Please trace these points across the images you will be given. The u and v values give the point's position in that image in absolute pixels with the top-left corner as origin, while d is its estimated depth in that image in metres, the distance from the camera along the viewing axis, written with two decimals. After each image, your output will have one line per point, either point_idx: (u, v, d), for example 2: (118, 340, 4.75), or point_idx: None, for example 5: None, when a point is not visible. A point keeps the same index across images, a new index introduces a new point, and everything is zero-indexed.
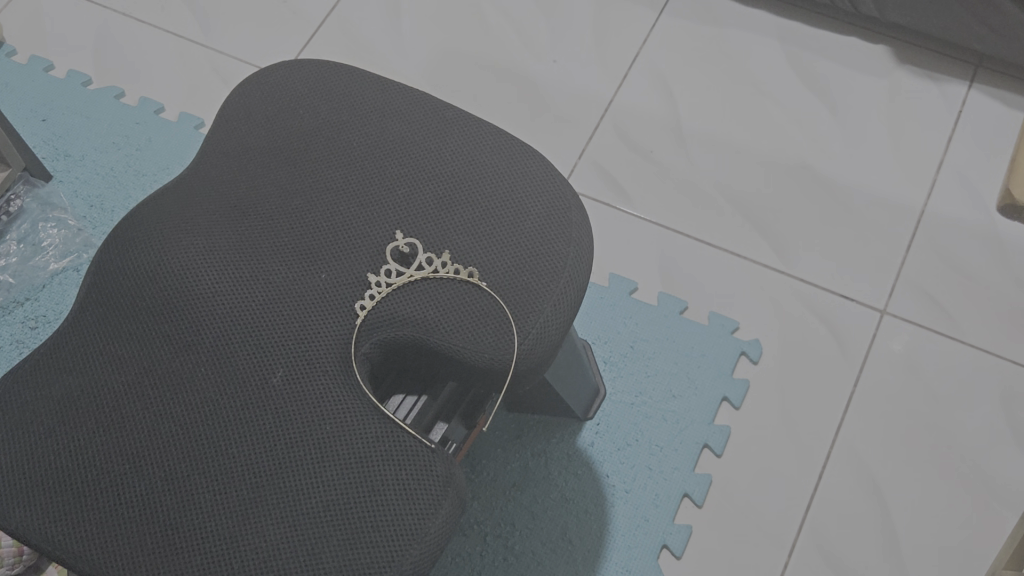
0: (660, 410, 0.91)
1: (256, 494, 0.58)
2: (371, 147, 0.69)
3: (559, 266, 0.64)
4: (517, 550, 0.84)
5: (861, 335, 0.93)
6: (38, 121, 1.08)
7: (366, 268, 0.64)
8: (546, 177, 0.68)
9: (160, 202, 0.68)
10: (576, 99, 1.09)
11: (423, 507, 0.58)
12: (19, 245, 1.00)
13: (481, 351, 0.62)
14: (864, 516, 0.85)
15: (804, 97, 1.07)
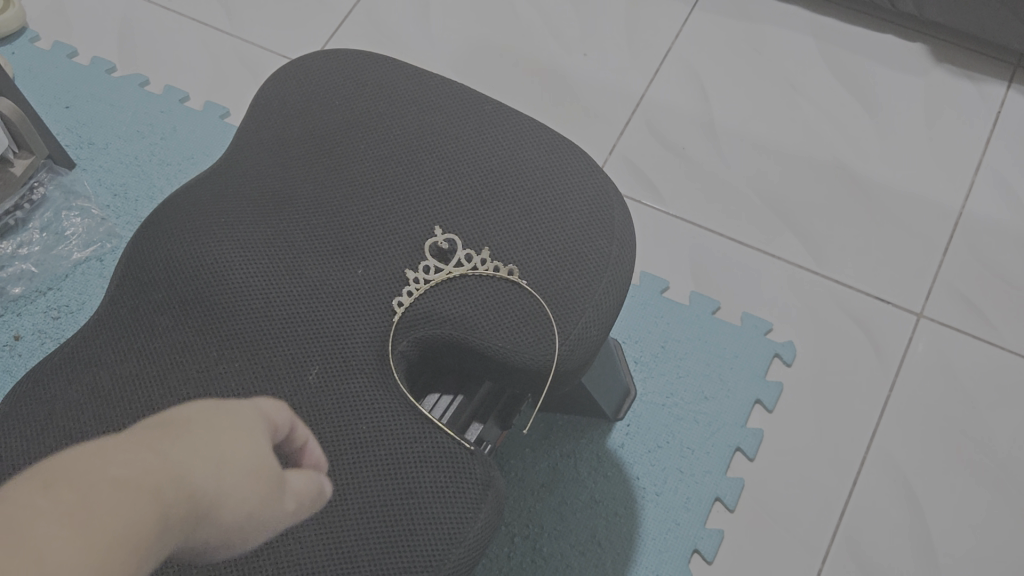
0: (691, 412, 0.89)
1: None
2: (408, 140, 0.67)
3: (601, 265, 0.63)
4: (545, 552, 0.83)
5: (897, 338, 0.91)
6: (61, 108, 1.06)
7: (404, 264, 0.63)
8: (588, 175, 0.66)
9: (192, 193, 0.67)
10: (608, 94, 1.07)
11: (461, 511, 0.56)
12: (41, 234, 0.99)
13: (521, 350, 0.60)
14: (900, 523, 0.83)
15: (838, 95, 1.05)
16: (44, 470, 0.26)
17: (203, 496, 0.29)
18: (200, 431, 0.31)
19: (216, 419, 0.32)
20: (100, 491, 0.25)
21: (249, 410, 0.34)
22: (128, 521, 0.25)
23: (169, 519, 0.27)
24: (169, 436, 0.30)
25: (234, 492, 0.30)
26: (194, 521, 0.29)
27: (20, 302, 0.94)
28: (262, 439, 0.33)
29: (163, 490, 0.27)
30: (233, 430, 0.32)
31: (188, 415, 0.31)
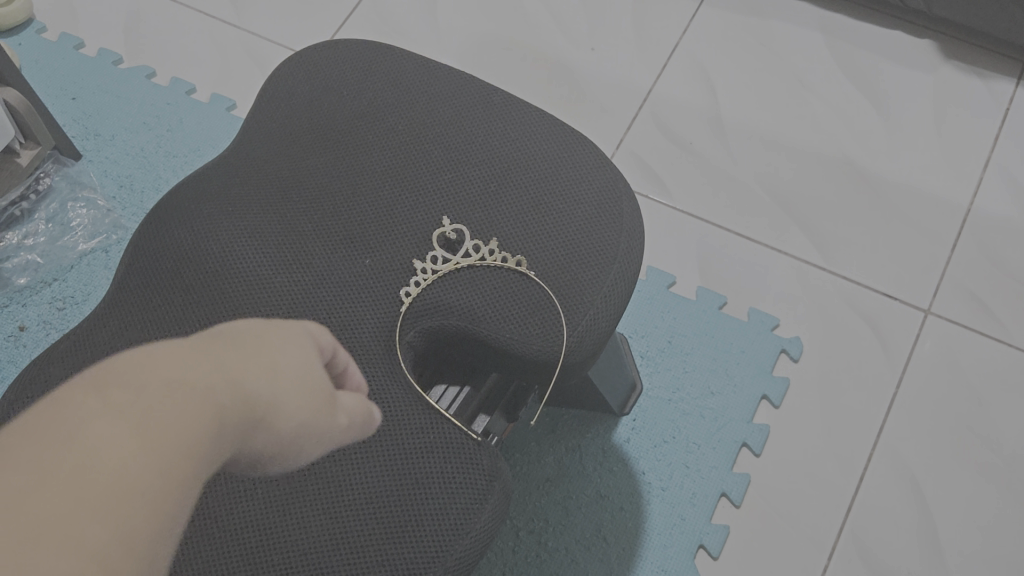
0: (697, 407, 0.89)
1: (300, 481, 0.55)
2: (416, 130, 0.67)
3: (610, 256, 0.63)
4: (550, 547, 0.83)
5: (904, 334, 0.91)
6: (68, 99, 1.06)
7: (411, 255, 0.63)
8: (597, 166, 0.66)
9: (200, 182, 0.67)
10: (616, 88, 1.07)
11: (469, 501, 0.56)
12: (47, 224, 0.98)
13: (529, 341, 0.60)
14: (906, 520, 0.83)
15: (846, 91, 1.05)
16: (99, 376, 0.27)
17: (261, 406, 0.30)
18: (252, 349, 0.31)
19: (271, 339, 0.33)
20: (148, 397, 0.27)
21: (300, 330, 0.35)
22: (173, 426, 0.26)
23: (220, 427, 0.28)
24: (225, 348, 0.31)
25: (289, 402, 0.31)
26: (249, 431, 0.30)
27: (26, 293, 0.94)
28: (315, 358, 0.34)
29: (215, 399, 0.28)
30: (285, 348, 0.33)
31: (244, 332, 0.33)
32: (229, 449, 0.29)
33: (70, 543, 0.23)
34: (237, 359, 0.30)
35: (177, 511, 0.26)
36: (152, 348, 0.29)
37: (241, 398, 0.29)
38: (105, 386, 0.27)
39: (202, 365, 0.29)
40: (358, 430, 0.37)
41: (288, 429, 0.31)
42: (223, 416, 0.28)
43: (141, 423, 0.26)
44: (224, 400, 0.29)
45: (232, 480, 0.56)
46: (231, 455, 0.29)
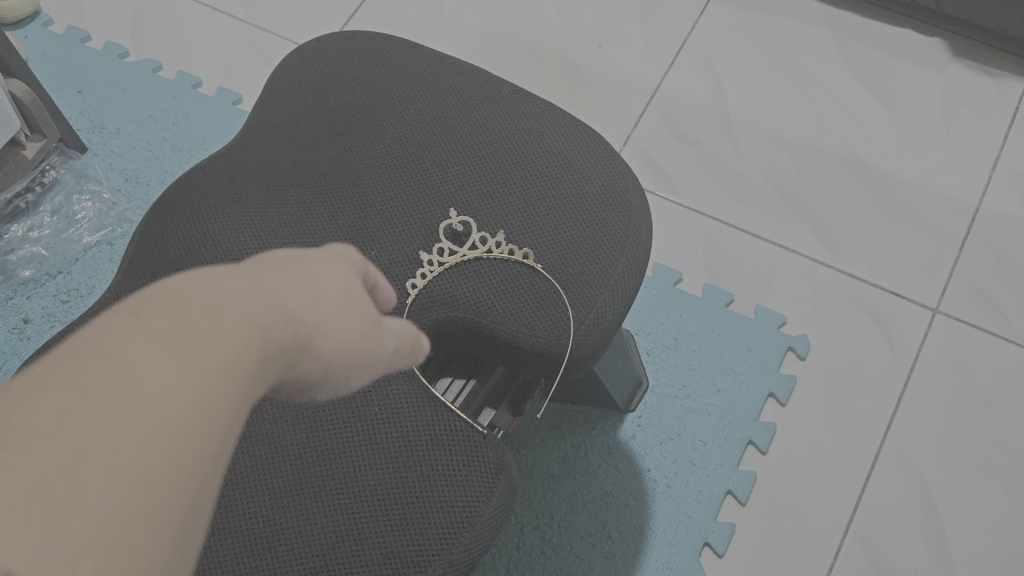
0: (703, 404, 0.88)
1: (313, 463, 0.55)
2: (424, 121, 0.67)
3: (618, 249, 0.62)
4: (555, 543, 0.82)
5: (913, 333, 0.91)
6: (74, 92, 1.06)
7: (418, 246, 0.62)
8: (606, 159, 0.66)
9: (206, 172, 0.66)
10: (623, 85, 1.06)
11: (474, 493, 0.56)
12: (52, 217, 0.98)
13: (535, 334, 0.59)
14: (913, 519, 0.83)
15: (855, 89, 1.04)
16: (156, 294, 0.29)
17: (306, 326, 0.32)
18: (298, 276, 0.33)
19: (313, 267, 0.34)
20: (207, 313, 0.29)
21: (340, 258, 0.36)
22: (232, 342, 0.28)
23: (270, 346, 0.30)
24: (271, 276, 0.32)
25: (332, 324, 0.33)
26: (296, 350, 0.32)
27: (30, 286, 0.94)
28: (359, 289, 0.35)
29: (263, 320, 0.30)
30: (327, 277, 0.34)
31: (287, 261, 0.34)
32: (284, 361, 0.31)
33: (140, 440, 0.25)
34: (280, 285, 0.32)
35: (239, 417, 0.28)
36: (207, 271, 0.31)
37: (288, 322, 0.31)
38: (169, 301, 0.29)
39: (253, 287, 0.31)
40: (407, 362, 0.40)
41: (334, 350, 0.33)
42: (278, 330, 0.31)
43: (198, 336, 0.28)
44: (277, 316, 0.31)
45: (273, 404, 0.58)
46: (279, 376, 0.31)
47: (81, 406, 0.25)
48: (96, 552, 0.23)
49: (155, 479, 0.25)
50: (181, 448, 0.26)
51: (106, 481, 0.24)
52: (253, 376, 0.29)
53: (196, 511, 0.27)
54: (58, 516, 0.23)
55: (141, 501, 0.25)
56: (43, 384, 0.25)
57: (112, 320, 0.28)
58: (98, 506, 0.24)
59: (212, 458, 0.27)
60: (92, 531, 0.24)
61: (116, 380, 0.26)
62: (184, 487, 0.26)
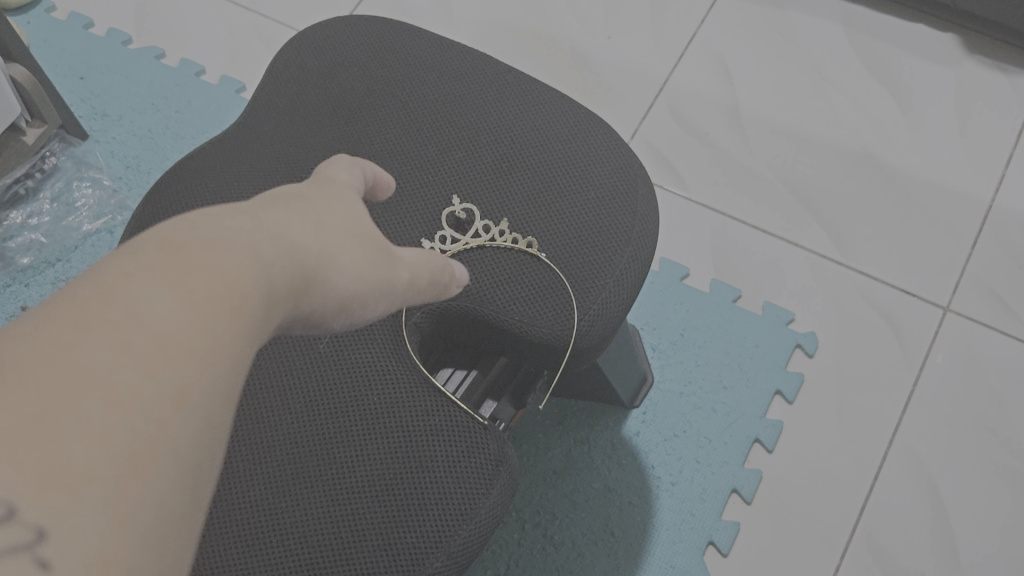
0: (709, 401, 0.87)
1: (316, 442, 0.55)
2: (428, 107, 0.65)
3: (624, 239, 0.61)
4: (556, 540, 0.81)
5: (923, 331, 0.89)
6: (75, 79, 1.04)
7: (420, 234, 0.61)
8: (613, 147, 0.64)
9: (205, 156, 0.65)
10: (632, 78, 1.05)
11: (473, 486, 0.54)
12: (52, 203, 0.97)
13: (539, 324, 0.58)
14: (922, 520, 0.81)
15: (867, 84, 1.03)
16: (155, 233, 0.30)
17: (316, 253, 0.35)
18: (299, 209, 0.36)
19: (314, 205, 0.38)
20: (208, 249, 0.29)
21: (340, 193, 0.40)
22: (232, 277, 0.29)
23: (276, 276, 0.32)
24: (277, 212, 0.35)
25: (341, 254, 0.36)
26: (306, 281, 0.34)
27: (28, 273, 0.93)
28: (362, 219, 0.39)
29: (263, 251, 0.31)
30: (327, 213, 0.38)
31: (291, 197, 0.37)
32: (296, 291, 0.33)
33: (139, 369, 0.26)
34: (285, 218, 0.35)
35: (247, 349, 0.29)
36: (207, 209, 0.32)
37: (295, 255, 0.33)
38: (168, 239, 0.29)
39: (257, 219, 0.33)
40: (427, 287, 0.45)
41: (348, 277, 0.37)
42: (281, 263, 0.32)
43: (196, 269, 0.29)
44: (280, 248, 0.32)
45: (292, 340, 0.58)
46: (294, 304, 0.33)
47: (82, 341, 0.26)
48: (103, 482, 0.24)
49: (158, 409, 0.26)
50: (186, 377, 0.27)
51: (110, 412, 0.25)
52: (256, 308, 0.30)
53: (207, 442, 0.28)
54: (63, 445, 0.24)
55: (146, 430, 0.26)
56: (45, 321, 0.26)
57: (110, 259, 0.28)
58: (103, 438, 0.25)
59: (221, 389, 0.28)
60: (97, 461, 0.25)
61: (115, 316, 0.26)
62: (189, 416, 0.27)
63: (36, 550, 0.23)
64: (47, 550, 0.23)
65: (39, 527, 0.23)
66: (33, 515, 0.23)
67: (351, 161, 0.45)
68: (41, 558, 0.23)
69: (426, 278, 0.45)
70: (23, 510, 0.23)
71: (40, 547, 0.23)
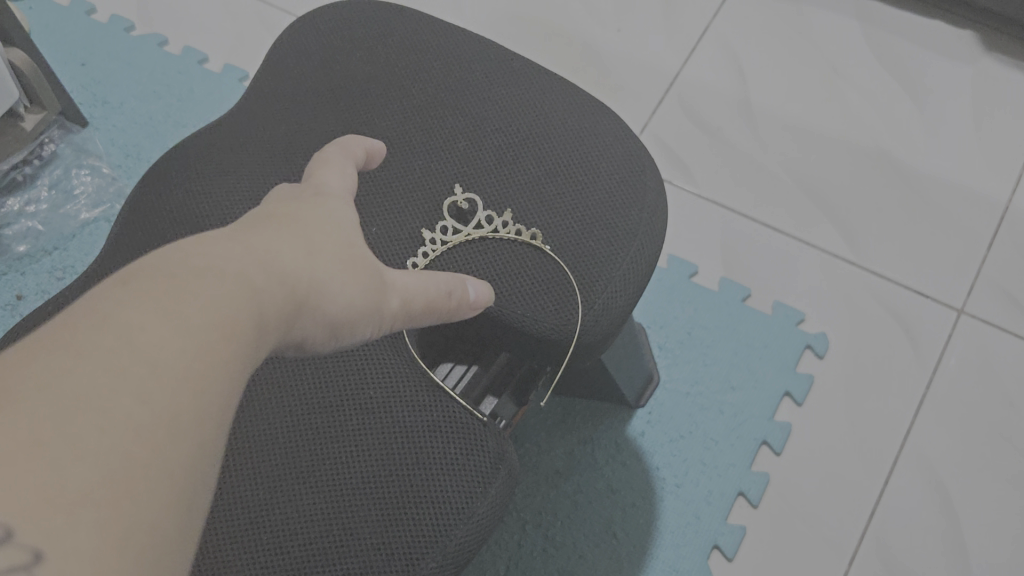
0: (716, 402, 0.85)
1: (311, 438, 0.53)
2: (431, 93, 0.63)
3: (631, 232, 0.59)
4: (557, 542, 0.79)
5: (936, 332, 0.87)
6: (76, 65, 1.03)
7: (420, 224, 0.59)
8: (620, 138, 0.62)
9: (201, 141, 0.63)
10: (642, 71, 1.03)
11: (472, 484, 0.52)
12: (50, 190, 0.96)
13: (542, 319, 0.56)
14: (933, 526, 0.79)
15: (880, 79, 1.01)
16: (151, 260, 0.32)
17: (306, 280, 0.36)
18: (294, 233, 0.38)
19: (306, 228, 0.39)
20: (200, 277, 0.31)
21: (334, 214, 0.41)
22: (224, 303, 0.31)
23: (268, 302, 0.33)
24: (271, 237, 0.36)
25: (331, 280, 0.37)
26: (296, 307, 0.35)
27: (24, 261, 0.91)
28: (354, 242, 0.40)
29: (255, 278, 0.33)
30: (319, 238, 0.38)
31: (286, 219, 0.38)
32: (284, 317, 0.34)
33: (134, 395, 0.27)
34: (276, 243, 0.36)
35: (240, 373, 0.31)
36: (201, 235, 0.34)
37: (287, 280, 0.34)
38: (161, 267, 0.31)
39: (248, 247, 0.34)
40: (425, 313, 0.44)
41: (337, 303, 0.37)
42: (273, 291, 0.33)
43: (190, 297, 0.30)
44: (271, 275, 0.34)
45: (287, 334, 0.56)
46: (286, 328, 0.34)
47: (76, 367, 0.27)
48: (98, 504, 0.25)
49: (150, 432, 0.27)
50: (178, 402, 0.28)
51: (103, 436, 0.26)
52: (249, 333, 0.31)
53: (199, 465, 0.29)
54: (59, 467, 0.25)
55: (138, 455, 0.27)
56: (42, 349, 0.27)
57: (106, 287, 0.30)
58: (96, 461, 0.26)
59: (213, 414, 0.29)
60: (90, 483, 0.25)
61: (109, 341, 0.28)
62: (181, 439, 0.28)
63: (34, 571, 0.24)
64: (46, 571, 0.24)
65: (36, 549, 0.24)
66: (30, 537, 0.24)
67: (342, 153, 0.47)
68: None
69: (422, 303, 0.43)
70: (21, 533, 0.24)
71: (36, 569, 0.24)
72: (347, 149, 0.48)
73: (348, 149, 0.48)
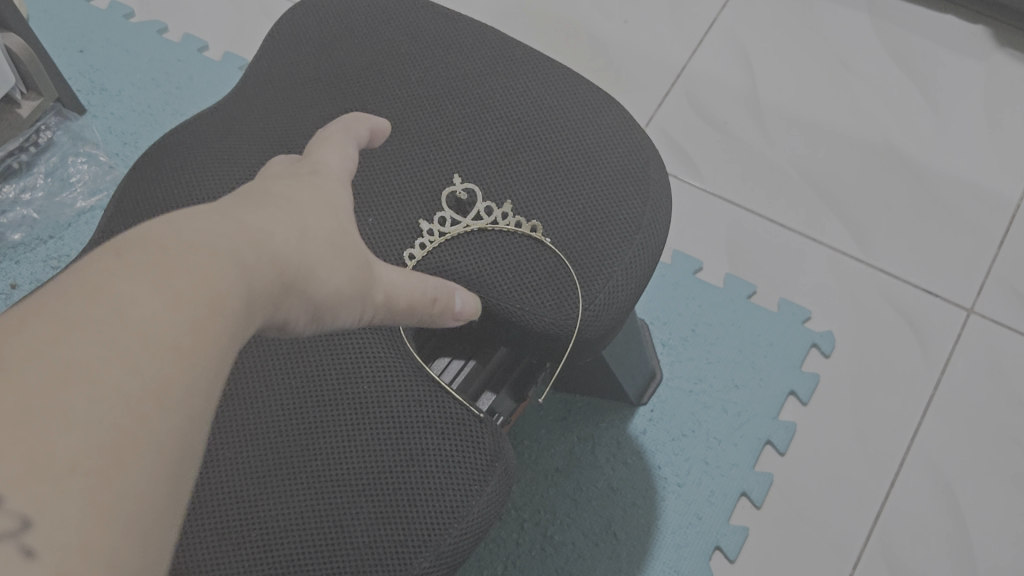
0: (719, 401, 0.84)
1: (303, 434, 0.51)
2: (431, 81, 0.62)
3: (634, 226, 0.57)
4: (556, 541, 0.78)
5: (946, 333, 0.85)
6: (75, 53, 1.02)
7: (418, 215, 0.58)
8: (625, 129, 0.61)
9: (195, 128, 0.62)
10: (649, 64, 1.02)
11: (467, 482, 0.51)
12: (45, 178, 0.94)
13: (541, 313, 0.55)
14: (939, 529, 0.78)
15: (890, 74, 0.99)
16: (139, 232, 0.31)
17: (294, 267, 0.34)
18: (288, 213, 0.36)
19: (299, 208, 0.37)
20: (192, 252, 0.30)
21: (326, 196, 0.40)
22: (215, 279, 0.30)
23: (256, 283, 0.32)
24: (261, 214, 0.35)
25: (320, 267, 0.36)
26: (283, 289, 0.34)
27: (19, 250, 0.90)
28: (347, 228, 0.39)
29: (245, 260, 0.32)
30: (312, 221, 0.37)
31: (279, 199, 0.37)
32: (271, 299, 0.33)
33: (124, 366, 0.27)
34: (268, 224, 0.34)
35: (229, 350, 0.30)
36: (188, 212, 0.33)
37: (275, 261, 0.33)
38: (151, 240, 0.30)
39: (237, 224, 0.33)
40: (405, 313, 0.43)
41: (322, 290, 0.36)
42: (262, 271, 0.33)
43: (182, 272, 0.29)
44: (261, 256, 0.33)
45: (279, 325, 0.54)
46: (270, 311, 0.33)
47: (67, 338, 0.26)
48: (85, 473, 0.26)
49: (138, 404, 0.27)
50: (169, 373, 0.28)
51: (93, 406, 0.26)
52: (237, 312, 0.31)
53: (188, 438, 0.29)
54: (48, 436, 0.25)
55: (127, 425, 0.27)
56: (32, 317, 0.27)
57: (97, 256, 0.29)
58: (85, 431, 0.26)
59: (202, 388, 0.29)
60: (78, 454, 0.25)
61: (99, 312, 0.27)
62: (169, 411, 0.28)
63: (23, 539, 0.24)
64: (34, 539, 0.24)
65: (24, 516, 0.24)
66: (19, 505, 0.24)
67: (344, 133, 0.46)
68: (26, 546, 0.24)
69: (404, 303, 0.42)
70: (10, 501, 0.24)
71: (25, 536, 0.24)
72: (350, 129, 0.47)
73: (353, 127, 0.47)
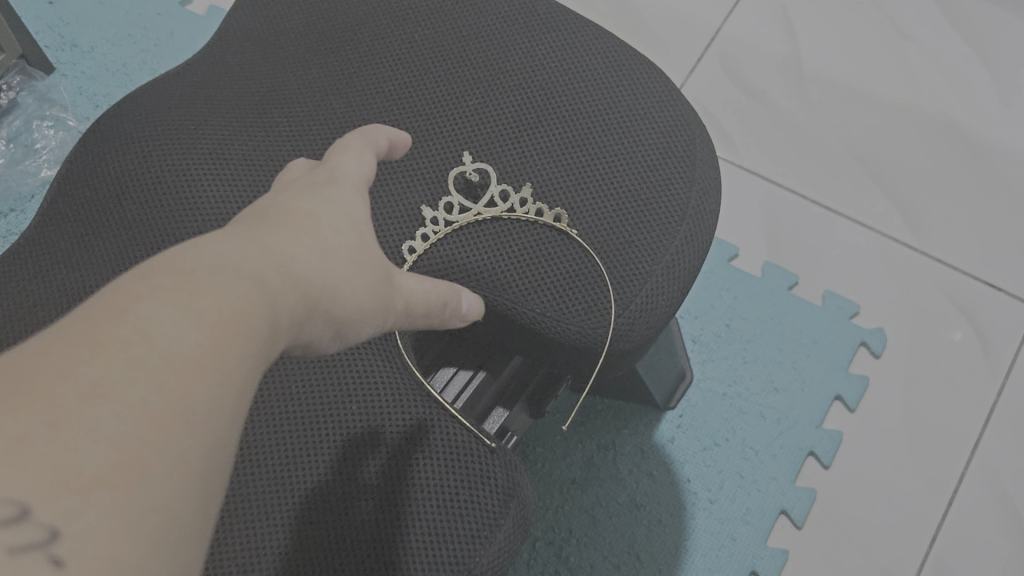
0: (757, 406, 0.75)
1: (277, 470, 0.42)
2: (436, 40, 0.52)
3: (677, 217, 0.48)
4: (572, 563, 0.69)
5: (1008, 334, 0.76)
6: (44, 4, 0.92)
7: (420, 201, 0.49)
8: (666, 100, 0.51)
9: (157, 88, 0.53)
10: (679, 27, 0.92)
11: (474, 529, 0.41)
12: (7, 144, 0.86)
13: (566, 320, 0.46)
14: (1003, 554, 0.69)
15: (947, 39, 0.89)
16: (162, 259, 0.26)
17: (291, 301, 0.27)
18: (306, 233, 0.30)
19: (322, 229, 0.30)
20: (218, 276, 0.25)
21: (345, 217, 0.32)
22: (237, 295, 0.25)
23: (279, 307, 0.27)
24: (271, 232, 0.29)
25: (341, 286, 0.29)
26: (306, 312, 0.28)
27: None
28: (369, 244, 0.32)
29: (266, 279, 0.26)
30: (331, 237, 0.30)
31: (301, 219, 0.30)
32: (291, 325, 0.27)
33: (151, 383, 0.22)
34: (284, 244, 0.28)
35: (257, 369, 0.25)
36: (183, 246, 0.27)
37: (294, 278, 0.28)
38: (174, 263, 0.25)
39: (247, 242, 0.27)
40: (422, 320, 0.36)
41: (344, 307, 0.29)
42: (286, 294, 0.27)
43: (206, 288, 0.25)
44: (279, 278, 0.27)
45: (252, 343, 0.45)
46: (289, 340, 0.27)
47: (91, 357, 0.22)
48: (113, 486, 0.21)
49: (165, 422, 0.22)
50: (196, 389, 0.23)
51: (119, 423, 0.22)
52: (261, 346, 0.25)
53: (216, 458, 0.24)
54: (69, 447, 0.21)
55: (156, 441, 0.22)
56: (52, 342, 0.22)
57: (118, 282, 0.25)
58: (112, 445, 0.21)
59: (226, 413, 0.24)
60: (108, 467, 0.21)
61: (123, 332, 0.23)
62: (196, 428, 0.23)
63: (52, 549, 0.20)
64: (63, 548, 0.20)
65: (52, 526, 0.20)
66: (47, 514, 0.20)
67: (363, 140, 0.38)
68: (54, 557, 0.20)
69: (422, 310, 0.36)
70: (37, 509, 0.20)
71: (54, 546, 0.20)
72: (368, 136, 0.38)
73: (370, 136, 0.38)
